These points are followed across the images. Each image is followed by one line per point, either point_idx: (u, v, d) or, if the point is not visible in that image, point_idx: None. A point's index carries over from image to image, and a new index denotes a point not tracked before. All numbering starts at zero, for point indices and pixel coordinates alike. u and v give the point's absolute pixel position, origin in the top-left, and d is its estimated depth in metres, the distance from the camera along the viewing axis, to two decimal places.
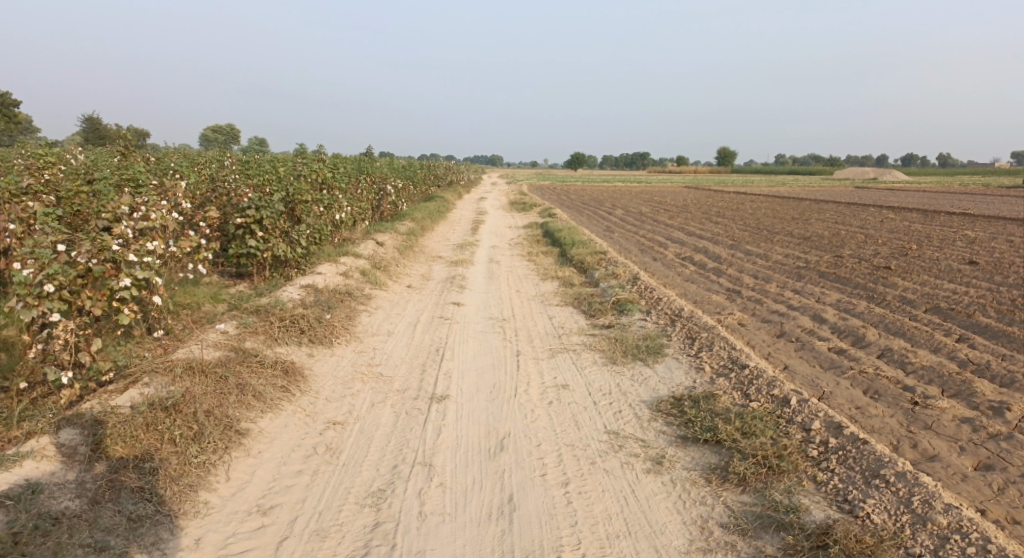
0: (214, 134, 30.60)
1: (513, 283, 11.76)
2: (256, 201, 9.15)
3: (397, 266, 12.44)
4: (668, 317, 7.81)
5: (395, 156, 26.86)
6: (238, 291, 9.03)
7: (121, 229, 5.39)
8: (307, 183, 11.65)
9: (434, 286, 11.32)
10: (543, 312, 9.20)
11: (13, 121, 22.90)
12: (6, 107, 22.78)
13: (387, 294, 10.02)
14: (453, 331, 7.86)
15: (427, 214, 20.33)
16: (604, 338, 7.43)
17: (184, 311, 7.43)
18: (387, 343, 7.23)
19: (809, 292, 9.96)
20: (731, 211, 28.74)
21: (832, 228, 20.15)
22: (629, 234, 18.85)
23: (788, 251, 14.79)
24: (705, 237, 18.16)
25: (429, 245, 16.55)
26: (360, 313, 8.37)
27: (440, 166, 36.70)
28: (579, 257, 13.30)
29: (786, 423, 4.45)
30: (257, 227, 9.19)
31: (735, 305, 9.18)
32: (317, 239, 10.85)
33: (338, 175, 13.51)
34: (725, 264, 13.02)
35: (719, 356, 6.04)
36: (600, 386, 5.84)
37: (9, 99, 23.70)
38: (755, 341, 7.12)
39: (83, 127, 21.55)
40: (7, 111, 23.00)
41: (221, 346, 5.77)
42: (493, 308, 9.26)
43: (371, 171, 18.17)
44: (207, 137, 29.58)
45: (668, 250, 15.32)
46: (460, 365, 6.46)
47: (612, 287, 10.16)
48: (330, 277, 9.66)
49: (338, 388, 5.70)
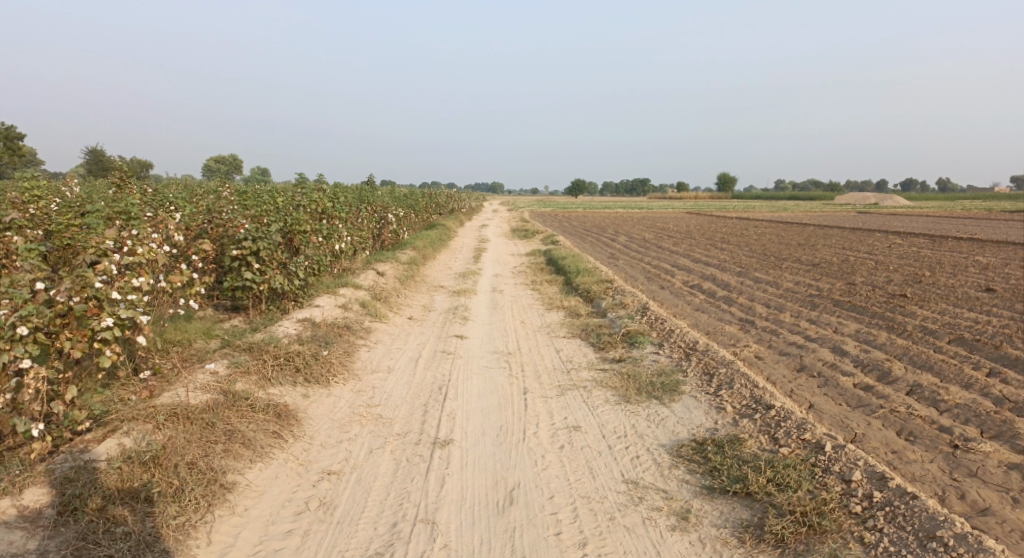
0: (218, 165, 30.66)
1: (518, 313, 11.41)
2: (252, 232, 8.89)
3: (398, 297, 12.12)
4: (682, 350, 7.45)
5: (396, 184, 26.74)
6: (233, 326, 8.71)
7: (106, 265, 5.10)
8: (306, 213, 11.40)
9: (437, 317, 10.98)
10: (550, 345, 8.83)
11: (19, 154, 22.94)
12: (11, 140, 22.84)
13: (387, 327, 9.69)
14: (457, 366, 7.49)
15: (429, 243, 20.09)
16: (616, 374, 7.06)
17: (174, 349, 7.10)
18: (387, 381, 6.87)
19: (825, 322, 9.60)
20: (735, 237, 28.47)
21: (841, 254, 19.83)
22: (634, 262, 18.55)
23: (799, 279, 14.45)
24: (712, 264, 17.85)
25: (431, 274, 16.24)
26: (359, 348, 8.02)
27: (443, 194, 36.65)
28: (584, 286, 12.97)
29: (823, 473, 4.08)
30: (253, 259, 8.91)
31: (750, 336, 8.83)
32: (316, 271, 10.56)
33: (338, 204, 13.26)
34: (735, 293, 12.68)
35: (741, 395, 5.67)
36: (615, 428, 5.46)
37: (15, 133, 23.80)
38: (775, 376, 6.75)
39: (87, 159, 21.55)
40: (10, 144, 23.00)
41: (209, 389, 5.43)
42: (498, 341, 8.90)
43: (373, 200, 17.98)
44: (210, 168, 29.55)
45: (675, 278, 15.01)
46: (464, 405, 6.08)
47: (621, 318, 9.81)
48: (329, 310, 9.33)
49: (334, 432, 5.33)
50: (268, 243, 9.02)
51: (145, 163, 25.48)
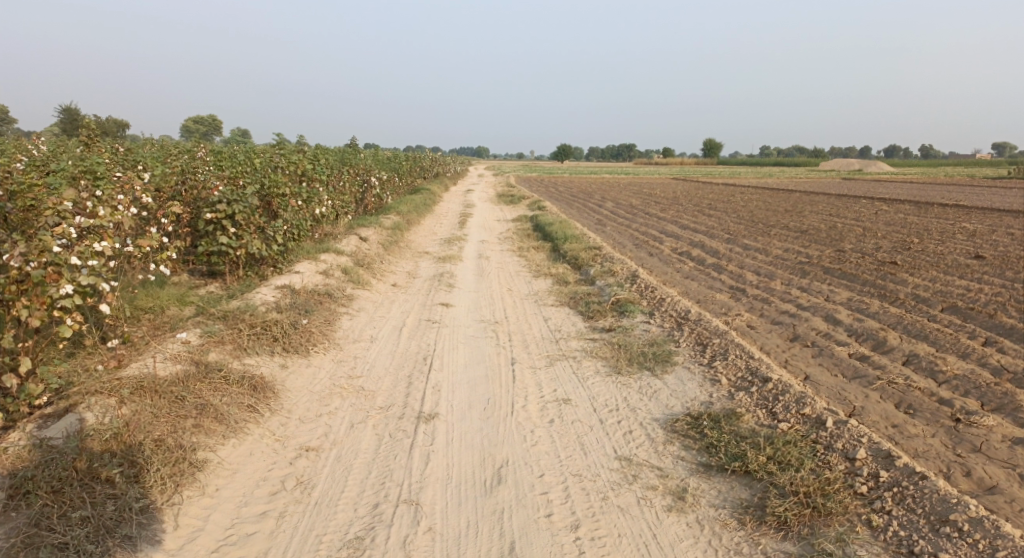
0: (196, 125, 29.68)
1: (505, 280, 11.16)
2: (227, 195, 8.48)
3: (381, 263, 11.79)
4: (673, 319, 7.26)
5: (379, 146, 26.09)
6: (208, 293, 8.36)
7: (65, 228, 4.72)
8: (285, 175, 10.95)
9: (421, 284, 10.69)
10: (537, 313, 8.61)
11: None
12: None
13: (370, 293, 9.39)
14: (442, 336, 7.25)
15: (413, 207, 19.66)
16: (606, 344, 6.86)
17: (145, 318, 6.77)
18: (369, 351, 6.61)
19: (817, 290, 9.45)
20: (722, 203, 28.27)
21: (829, 221, 19.70)
22: (622, 228, 18.30)
23: (788, 245, 14.31)
24: (700, 230, 17.64)
25: (416, 240, 15.89)
26: (340, 316, 7.74)
27: (427, 158, 35.96)
28: (572, 252, 12.72)
29: (825, 451, 3.97)
30: (228, 223, 8.51)
31: (741, 305, 8.66)
32: (295, 236, 10.18)
33: (319, 167, 12.79)
34: (724, 260, 12.50)
35: (736, 366, 5.50)
36: (606, 402, 5.27)
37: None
38: (769, 346, 6.59)
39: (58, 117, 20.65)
40: None
41: (180, 358, 5.13)
42: (484, 309, 8.65)
43: (355, 162, 17.45)
44: (187, 127, 28.59)
45: (663, 244, 14.80)
46: (450, 377, 5.85)
47: (610, 286, 9.59)
48: (309, 276, 9.01)
49: (314, 406, 5.09)
50: (244, 206, 8.61)
51: (118, 122, 24.55)
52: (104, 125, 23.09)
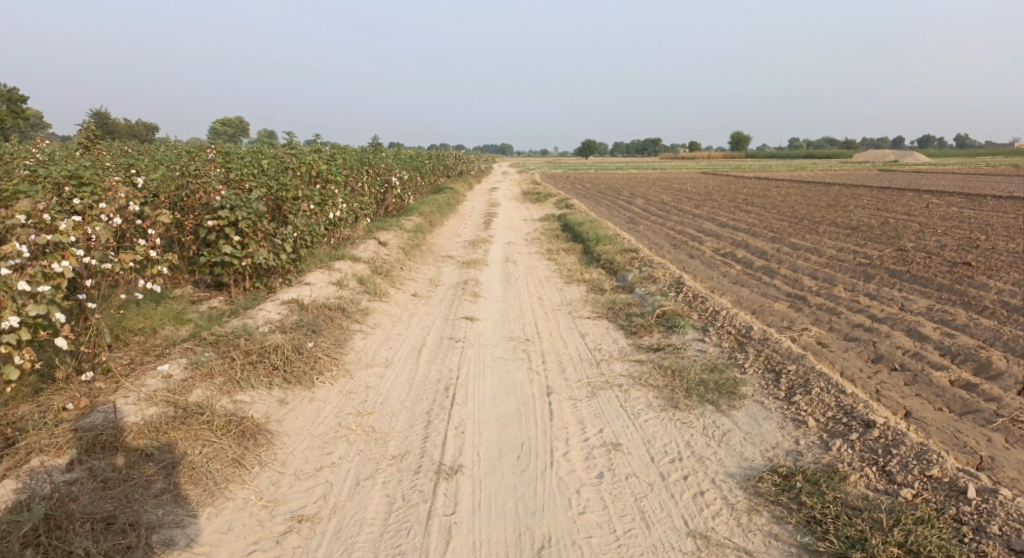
0: (223, 126, 29.39)
1: (534, 288, 10.24)
2: (231, 200, 7.70)
3: (401, 270, 10.96)
4: (732, 338, 6.28)
5: (402, 144, 25.33)
6: (211, 309, 7.61)
7: (13, 246, 3.95)
8: (298, 177, 10.16)
9: (443, 293, 9.83)
10: (573, 328, 7.68)
11: (19, 114, 21.69)
12: (10, 102, 21.64)
13: (387, 305, 8.55)
14: (466, 359, 6.37)
15: (436, 208, 18.85)
16: (656, 368, 5.91)
17: (134, 341, 6.03)
18: (383, 378, 5.76)
19: (888, 298, 8.36)
20: (758, 199, 26.97)
21: (879, 216, 18.39)
22: (656, 227, 17.23)
23: (840, 245, 13.16)
24: (740, 229, 16.50)
25: (439, 243, 15.04)
26: (353, 336, 6.91)
27: (451, 156, 35.20)
28: (606, 255, 11.74)
29: (975, 536, 3.06)
30: (231, 231, 7.74)
31: (805, 315, 7.63)
32: (307, 243, 9.39)
33: (335, 168, 12.00)
34: (774, 262, 11.41)
35: (824, 403, 4.51)
36: (666, 448, 4.33)
37: (18, 96, 22.69)
38: (851, 372, 5.57)
39: (88, 121, 20.57)
40: (15, 107, 21.80)
41: (154, 399, 4.33)
42: (513, 324, 7.74)
43: (375, 162, 16.69)
44: (214, 129, 28.16)
45: (703, 244, 13.74)
46: (475, 413, 4.97)
47: (653, 295, 8.61)
48: (320, 288, 8.20)
49: (314, 455, 4.24)
50: (250, 211, 7.84)
51: (148, 125, 24.14)
52: (131, 128, 22.76)
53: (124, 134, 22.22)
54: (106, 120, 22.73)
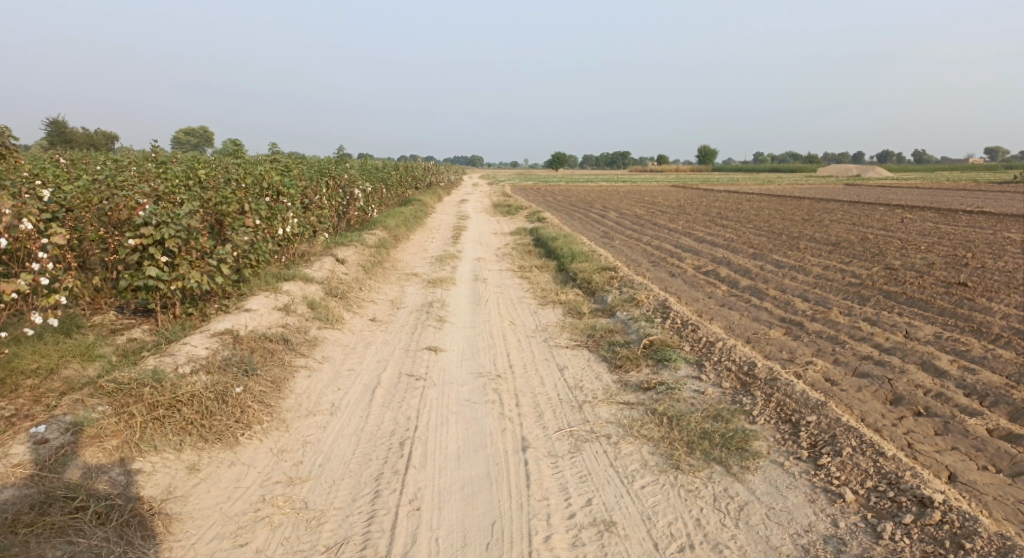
0: (186, 135, 28.11)
1: (505, 310, 9.36)
2: (155, 215, 6.70)
3: (359, 291, 9.98)
4: (733, 376, 5.49)
5: (368, 153, 24.33)
6: (132, 340, 6.54)
7: None
8: (244, 189, 9.15)
9: (406, 317, 8.89)
10: (549, 360, 6.81)
11: None
12: None
13: (340, 334, 7.57)
14: (427, 401, 5.44)
15: (402, 221, 17.90)
16: (649, 413, 5.06)
17: (22, 385, 4.98)
18: (326, 430, 4.79)
19: (889, 324, 7.71)
20: (732, 212, 26.62)
21: (856, 232, 18.02)
22: (632, 242, 16.52)
23: (825, 262, 12.62)
24: (719, 244, 15.88)
25: (403, 259, 14.08)
26: (296, 373, 5.93)
27: (420, 168, 34.28)
28: (583, 274, 10.93)
29: None
30: (157, 250, 6.74)
31: (804, 345, 6.90)
32: (251, 263, 8.38)
33: (289, 178, 11.00)
34: (760, 282, 10.77)
35: (861, 469, 3.82)
36: (671, 530, 3.51)
37: None
38: (873, 419, 4.82)
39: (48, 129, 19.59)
40: None
41: (8, 481, 3.40)
42: (482, 356, 6.85)
43: (336, 172, 15.71)
44: (178, 137, 26.93)
45: (683, 262, 13.07)
46: (435, 481, 4.06)
47: (637, 321, 7.80)
48: (262, 315, 7.20)
49: (223, 551, 3.30)
50: (180, 228, 6.85)
51: (108, 134, 22.85)
52: (89, 137, 21.40)
53: (79, 142, 20.94)
54: (61, 127, 21.53)
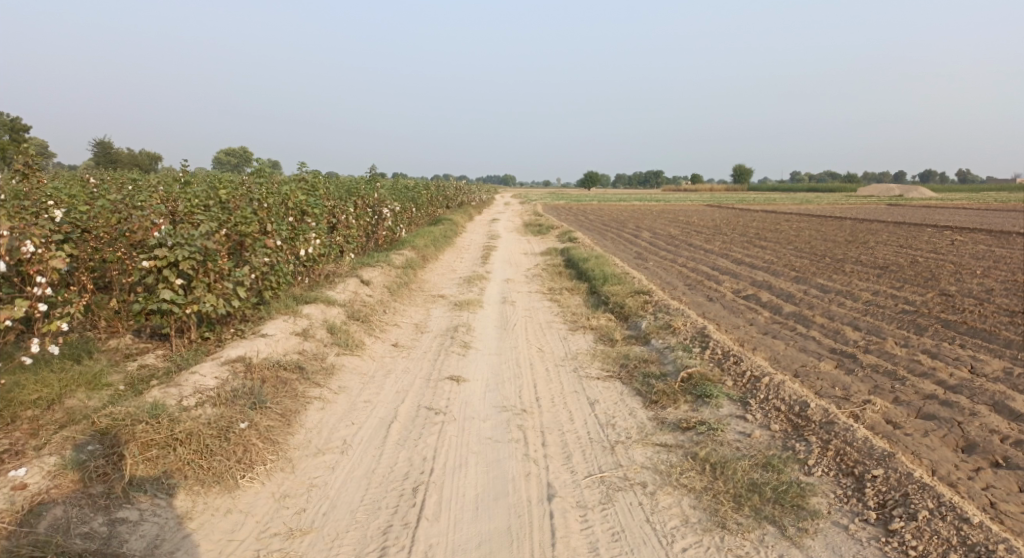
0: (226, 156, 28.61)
1: (534, 336, 8.94)
2: (170, 237, 6.60)
3: (383, 315, 9.68)
4: (782, 417, 4.96)
5: (400, 173, 24.33)
6: (144, 367, 6.33)
7: None
8: (266, 210, 8.99)
9: (429, 343, 8.54)
10: (579, 393, 6.35)
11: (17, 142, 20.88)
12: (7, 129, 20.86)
13: (359, 360, 7.25)
14: (446, 439, 5.03)
15: (432, 241, 17.69)
16: (688, 459, 4.57)
17: (21, 417, 4.76)
18: (335, 471, 4.43)
19: (952, 357, 7.05)
20: (770, 232, 25.81)
21: (905, 254, 17.16)
22: (666, 264, 15.97)
23: (874, 287, 11.90)
24: (759, 267, 15.23)
25: (431, 280, 13.81)
26: (308, 405, 5.59)
27: (451, 188, 34.28)
28: (616, 298, 10.45)
29: None
30: (172, 272, 6.54)
31: (859, 381, 6.32)
32: (271, 286, 8.16)
33: (315, 199, 10.84)
34: (805, 308, 10.14)
35: (942, 539, 3.28)
36: None
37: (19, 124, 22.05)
38: (947, 472, 4.24)
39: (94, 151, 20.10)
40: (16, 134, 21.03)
41: None
42: (507, 388, 6.43)
43: (366, 192, 15.59)
44: (218, 159, 27.40)
45: (721, 285, 12.49)
46: (449, 538, 3.64)
47: (673, 351, 7.29)
48: (279, 341, 6.92)
49: None
50: (195, 249, 6.69)
51: (153, 156, 23.28)
52: (134, 157, 21.81)
53: (124, 163, 21.37)
54: (108, 149, 22.09)
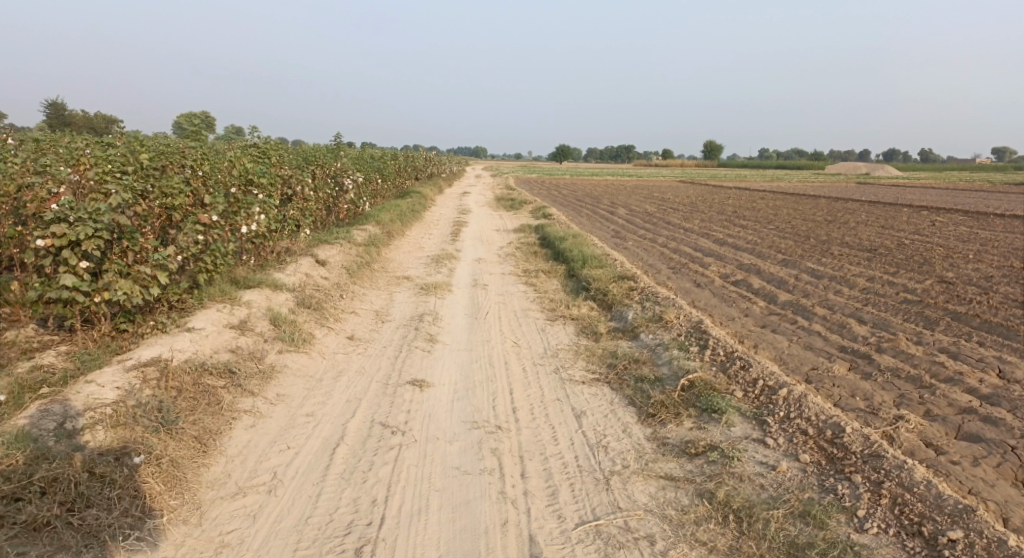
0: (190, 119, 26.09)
1: (508, 327, 7.99)
2: (72, 210, 5.40)
3: (339, 301, 8.60)
4: (812, 444, 4.12)
5: (367, 142, 22.96)
6: (37, 367, 5.17)
7: None
8: (202, 179, 7.76)
9: (390, 334, 7.52)
10: (563, 405, 5.45)
11: None
12: None
13: (306, 359, 6.21)
14: (403, 471, 4.07)
15: (398, 216, 16.53)
16: (701, 501, 3.69)
17: None
18: (256, 521, 3.45)
19: (975, 359, 6.34)
20: (747, 211, 25.22)
21: (890, 236, 16.60)
22: (646, 244, 15.13)
23: (868, 273, 11.22)
24: (743, 249, 14.49)
25: (396, 259, 12.73)
26: (233, 422, 4.55)
27: (422, 159, 32.94)
28: (598, 283, 9.55)
29: None
30: (74, 255, 5.41)
31: (881, 391, 5.53)
32: (206, 268, 7.01)
33: (264, 168, 9.61)
34: (801, 296, 9.38)
35: None
36: None
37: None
38: (1021, 523, 3.48)
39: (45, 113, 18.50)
40: None
41: None
42: (479, 397, 5.48)
43: (326, 161, 14.31)
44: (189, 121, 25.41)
45: (708, 269, 11.69)
46: None
47: (668, 349, 6.41)
48: (208, 337, 5.84)
49: None
50: (104, 226, 5.51)
51: (105, 117, 21.41)
52: (89, 120, 19.94)
53: (80, 125, 19.62)
54: (62, 110, 20.43)
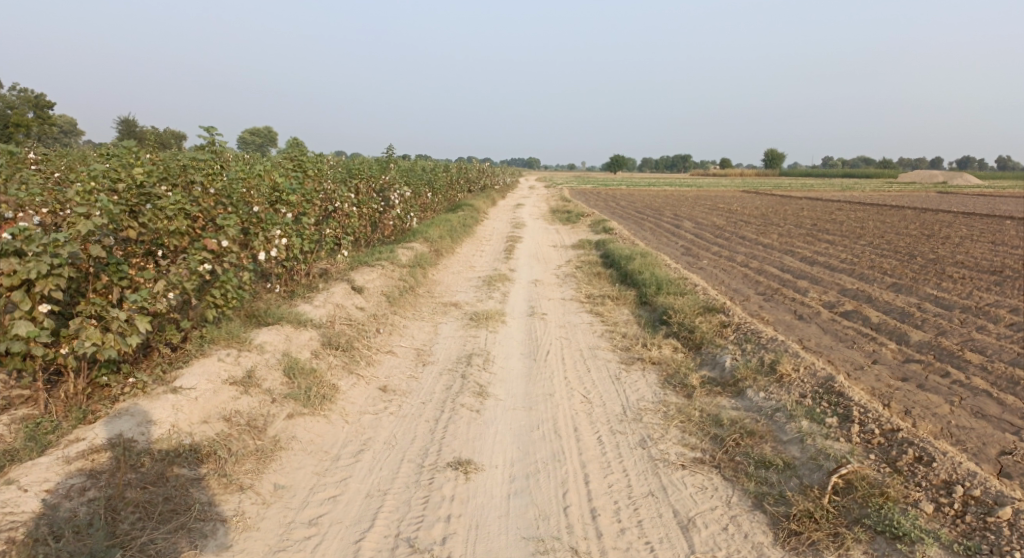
0: (259, 132, 25.11)
1: (576, 374, 6.51)
2: (27, 240, 4.26)
3: (374, 337, 7.32)
4: None
5: (419, 154, 21.96)
6: None
7: None
8: (214, 198, 6.60)
9: (432, 383, 6.16)
10: (661, 505, 3.94)
11: (44, 122, 19.59)
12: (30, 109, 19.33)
13: (323, 425, 4.92)
14: None
15: (449, 232, 15.31)
16: None
17: None
18: None
19: None
20: (829, 224, 22.94)
21: (1011, 254, 14.30)
22: (725, 263, 13.38)
23: (1010, 303, 9.21)
24: (840, 269, 12.59)
25: (444, 281, 11.45)
26: (201, 544, 3.38)
27: (476, 171, 31.95)
28: (680, 316, 7.96)
29: None
30: (27, 298, 4.24)
31: None
32: (210, 304, 5.79)
33: (294, 181, 8.43)
34: (936, 335, 7.56)
35: None
36: None
37: (44, 103, 20.65)
38: None
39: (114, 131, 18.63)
40: (37, 114, 19.48)
41: None
42: (545, 491, 4.04)
43: (372, 174, 13.20)
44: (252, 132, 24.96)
45: (806, 295, 9.93)
46: None
47: (794, 418, 4.80)
48: (198, 399, 4.60)
49: None
50: (65, 259, 4.38)
51: (166, 130, 21.05)
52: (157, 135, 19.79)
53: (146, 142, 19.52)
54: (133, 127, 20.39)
